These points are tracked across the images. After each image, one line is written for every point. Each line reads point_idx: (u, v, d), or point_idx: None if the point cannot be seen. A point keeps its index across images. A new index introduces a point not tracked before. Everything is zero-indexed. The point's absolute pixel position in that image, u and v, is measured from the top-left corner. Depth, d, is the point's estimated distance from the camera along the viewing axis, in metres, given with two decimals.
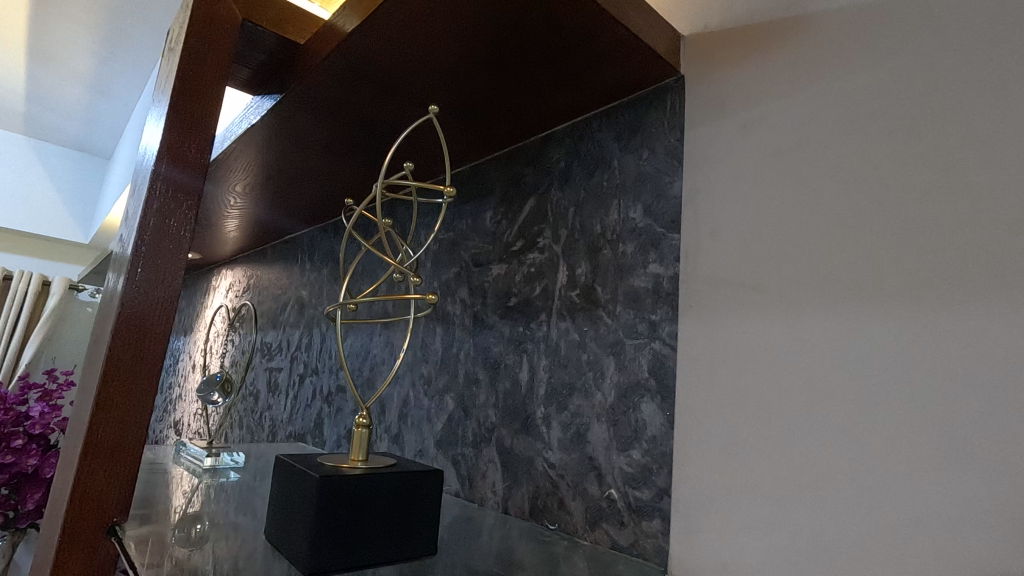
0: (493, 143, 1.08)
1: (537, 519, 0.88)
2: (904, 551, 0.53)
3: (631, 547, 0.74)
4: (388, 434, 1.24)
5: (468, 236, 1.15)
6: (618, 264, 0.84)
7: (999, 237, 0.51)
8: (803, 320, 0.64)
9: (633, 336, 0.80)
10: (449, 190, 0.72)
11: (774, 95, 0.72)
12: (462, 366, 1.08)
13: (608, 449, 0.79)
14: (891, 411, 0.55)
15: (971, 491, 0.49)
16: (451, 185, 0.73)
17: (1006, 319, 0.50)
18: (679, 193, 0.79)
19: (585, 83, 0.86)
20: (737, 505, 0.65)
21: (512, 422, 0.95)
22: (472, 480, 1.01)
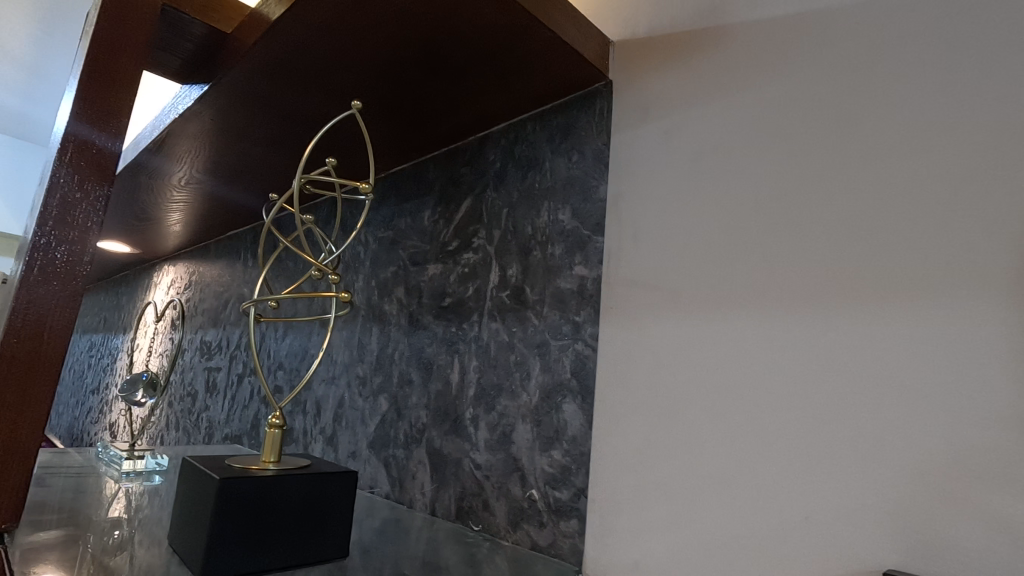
0: (432, 141, 1.08)
1: (462, 520, 0.87)
2: (797, 547, 0.54)
3: (549, 547, 0.74)
4: (323, 435, 1.21)
5: (406, 235, 1.13)
6: (547, 265, 0.85)
7: (886, 247, 0.54)
8: (713, 322, 0.65)
9: (558, 337, 0.81)
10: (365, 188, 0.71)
11: (693, 103, 0.73)
12: (396, 366, 1.07)
13: (532, 449, 0.80)
14: (789, 411, 0.57)
15: (857, 488, 0.52)
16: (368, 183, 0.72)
17: (893, 324, 0.52)
18: (605, 196, 0.80)
19: (516, 84, 0.86)
20: (649, 506, 0.66)
21: (442, 422, 0.94)
22: (402, 482, 0.99)
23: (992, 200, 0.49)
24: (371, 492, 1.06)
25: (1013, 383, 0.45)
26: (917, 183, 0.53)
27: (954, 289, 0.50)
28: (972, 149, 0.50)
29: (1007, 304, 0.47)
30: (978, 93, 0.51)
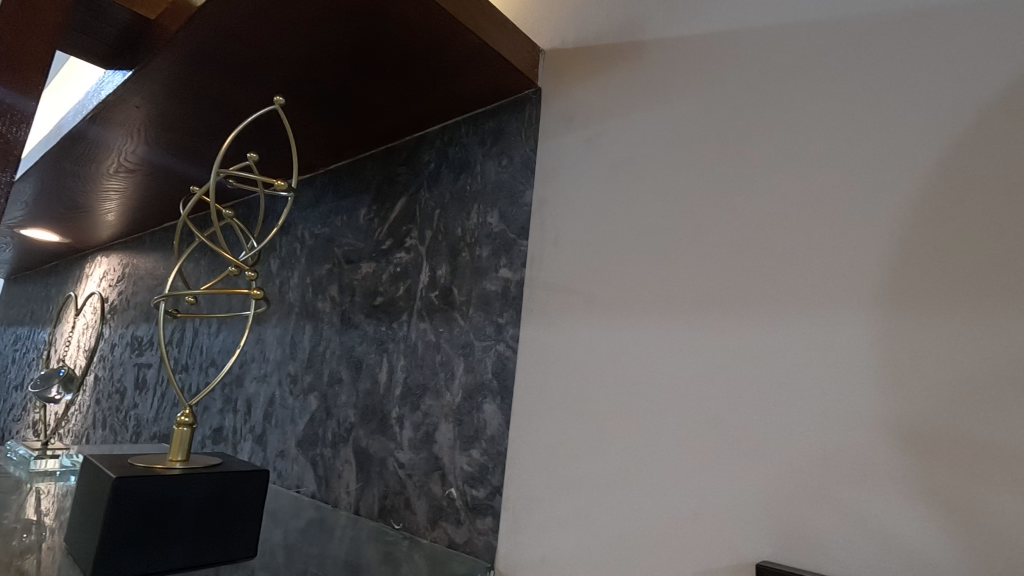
0: (369, 139, 1.07)
1: (385, 519, 0.88)
2: (687, 542, 0.57)
3: (465, 544, 0.76)
4: (252, 434, 1.19)
5: (342, 232, 1.13)
6: (474, 266, 0.86)
7: (775, 259, 0.57)
8: (621, 326, 0.67)
9: (481, 338, 0.82)
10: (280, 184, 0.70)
11: (613, 113, 0.76)
12: (327, 365, 1.06)
13: (452, 449, 0.81)
14: (683, 412, 0.60)
15: (741, 485, 0.55)
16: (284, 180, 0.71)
17: (777, 332, 0.56)
18: (531, 201, 0.82)
19: (448, 86, 0.87)
20: (557, 504, 0.68)
21: (369, 421, 0.94)
22: (328, 481, 0.99)
23: (864, 218, 0.53)
24: (297, 492, 1.05)
25: (874, 388, 0.50)
26: (803, 201, 0.57)
27: (829, 300, 0.53)
28: (851, 171, 0.55)
29: (873, 314, 0.51)
30: (857, 119, 0.55)
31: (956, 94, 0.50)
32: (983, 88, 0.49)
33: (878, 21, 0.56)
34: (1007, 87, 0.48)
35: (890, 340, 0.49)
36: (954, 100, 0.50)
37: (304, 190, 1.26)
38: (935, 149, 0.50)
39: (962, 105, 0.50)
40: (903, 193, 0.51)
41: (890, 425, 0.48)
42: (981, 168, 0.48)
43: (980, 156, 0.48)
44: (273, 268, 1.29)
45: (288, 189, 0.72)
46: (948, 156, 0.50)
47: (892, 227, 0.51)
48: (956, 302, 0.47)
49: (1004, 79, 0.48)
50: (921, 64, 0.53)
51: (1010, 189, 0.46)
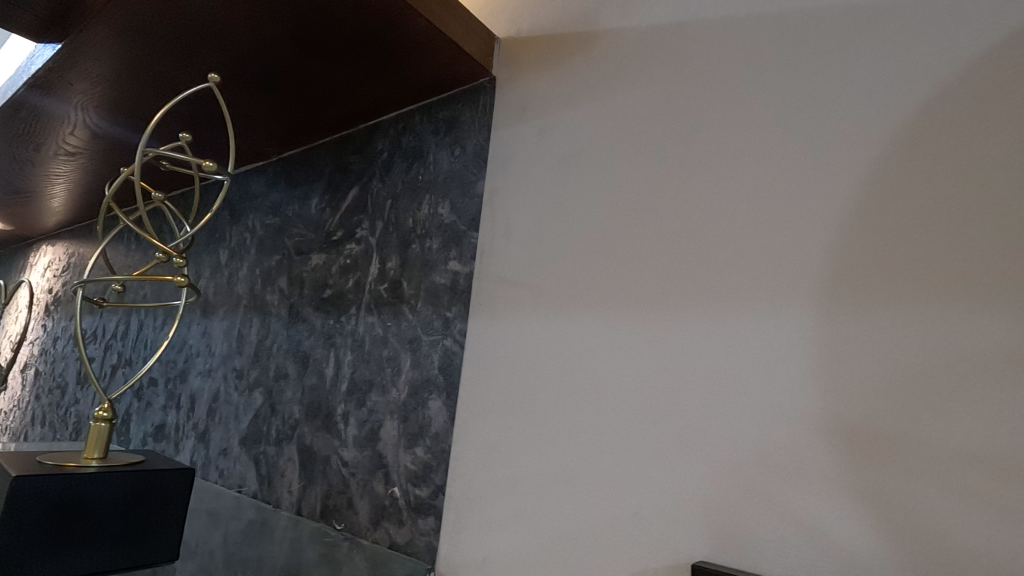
0: (322, 127, 1.04)
1: (326, 519, 0.84)
2: (627, 543, 0.55)
3: (406, 545, 0.73)
4: (194, 431, 1.14)
5: (293, 222, 1.08)
6: (424, 258, 0.83)
7: (719, 254, 0.56)
8: (567, 321, 0.65)
9: (429, 332, 0.79)
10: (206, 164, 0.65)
11: (565, 104, 0.74)
12: (273, 359, 1.02)
13: (396, 446, 0.78)
14: (626, 410, 0.58)
15: (681, 484, 0.54)
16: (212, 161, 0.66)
17: (718, 327, 0.55)
18: (482, 191, 0.79)
19: (400, 73, 0.84)
20: (500, 503, 0.65)
21: (313, 418, 0.91)
22: (271, 480, 0.95)
23: (806, 213, 0.52)
24: (239, 491, 1.00)
25: (812, 384, 0.49)
26: (749, 195, 0.56)
27: (770, 296, 0.52)
28: (795, 166, 0.54)
29: (812, 310, 0.50)
30: (802, 114, 0.55)
31: (898, 90, 0.50)
32: (924, 84, 0.49)
33: (825, 15, 0.56)
34: (946, 84, 0.48)
35: (828, 336, 0.49)
36: (896, 96, 0.50)
37: (256, 178, 1.22)
38: (878, 144, 0.50)
39: (904, 101, 0.50)
40: (845, 188, 0.51)
41: (827, 423, 0.47)
42: (918, 165, 0.48)
43: (920, 152, 0.48)
44: (222, 259, 1.24)
45: (216, 170, 0.68)
46: (889, 151, 0.49)
47: (835, 222, 0.51)
48: (895, 297, 0.46)
49: (944, 77, 0.48)
50: (865, 60, 0.52)
51: (947, 185, 0.46)
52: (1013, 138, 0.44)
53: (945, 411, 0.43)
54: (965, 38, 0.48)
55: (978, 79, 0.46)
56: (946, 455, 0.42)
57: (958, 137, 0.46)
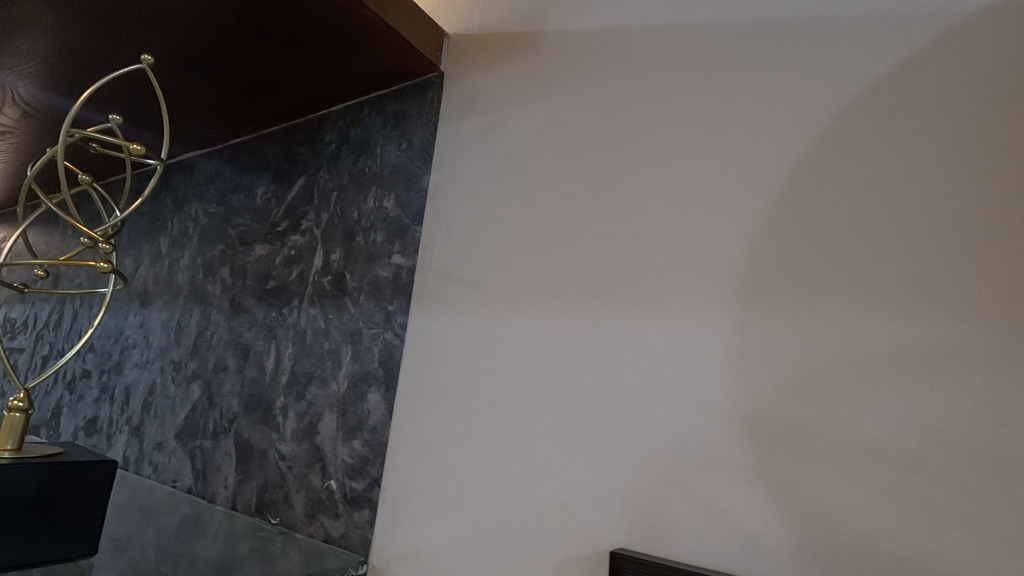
0: (269, 115, 1.01)
1: (262, 514, 0.83)
2: (554, 533, 0.57)
3: (341, 538, 0.73)
4: (128, 425, 1.10)
5: (237, 212, 1.06)
6: (368, 251, 0.83)
7: (647, 254, 0.58)
8: (504, 317, 0.66)
9: (370, 325, 0.79)
10: (133, 148, 0.63)
11: (507, 100, 0.74)
12: (213, 351, 0.99)
13: (334, 439, 0.77)
14: (556, 404, 0.60)
15: (605, 475, 0.55)
16: (139, 145, 0.63)
17: (643, 324, 0.57)
18: (427, 186, 0.79)
19: (347, 63, 0.84)
20: (433, 496, 0.66)
21: (252, 411, 0.89)
22: (206, 474, 0.92)
23: (727, 216, 0.54)
24: (173, 487, 0.97)
25: (727, 380, 0.51)
26: (676, 196, 0.58)
27: (691, 295, 0.55)
28: (718, 170, 0.56)
29: (729, 309, 0.52)
30: (726, 120, 0.57)
31: (814, 100, 0.53)
32: (836, 96, 0.52)
33: (750, 24, 0.58)
34: (856, 96, 0.51)
35: (743, 334, 0.51)
36: (812, 105, 0.53)
37: (200, 166, 1.18)
38: (794, 150, 0.52)
39: (816, 111, 0.52)
40: (763, 193, 0.53)
41: (739, 416, 0.50)
42: (828, 174, 0.50)
43: (831, 160, 0.50)
44: (163, 248, 1.20)
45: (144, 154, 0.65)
46: (803, 160, 0.52)
47: (753, 225, 0.53)
48: (804, 297, 0.49)
49: (852, 90, 0.51)
50: (784, 71, 0.55)
51: (854, 191, 0.49)
52: (911, 151, 0.47)
53: (843, 404, 0.46)
54: (872, 55, 0.51)
55: (881, 96, 0.49)
56: (842, 445, 0.45)
57: (864, 148, 0.49)
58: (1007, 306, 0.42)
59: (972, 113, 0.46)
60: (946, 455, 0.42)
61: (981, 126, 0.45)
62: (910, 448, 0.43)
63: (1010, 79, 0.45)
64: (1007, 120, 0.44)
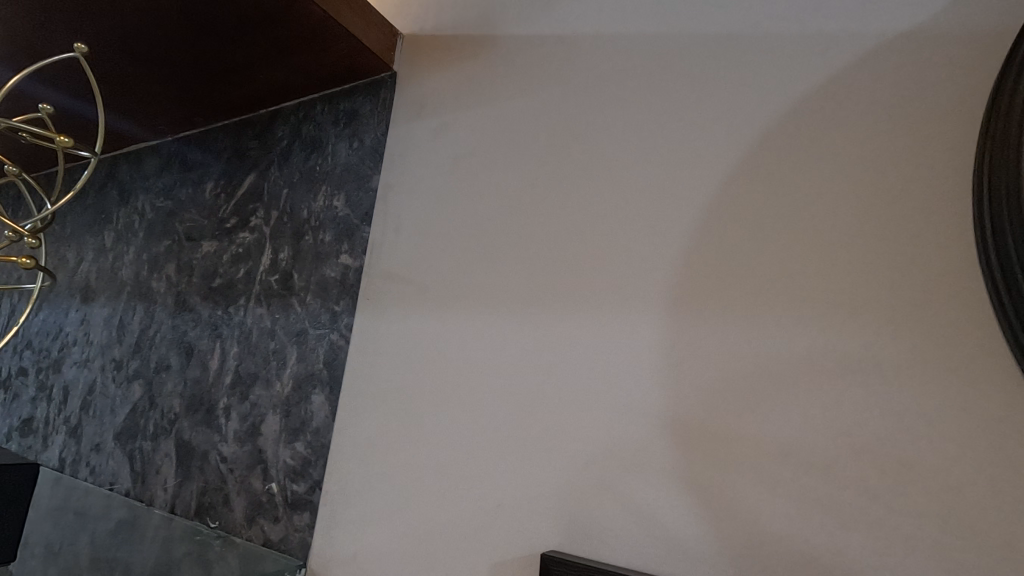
0: (219, 109, 0.99)
1: (201, 517, 0.81)
2: (489, 535, 0.57)
3: (280, 542, 0.72)
4: (66, 426, 1.06)
5: (185, 207, 1.03)
6: (316, 251, 0.82)
7: (586, 260, 0.59)
8: (447, 320, 0.66)
9: (316, 326, 0.78)
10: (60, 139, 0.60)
11: (457, 103, 0.74)
12: (156, 350, 0.97)
13: (277, 441, 0.76)
14: (496, 407, 0.60)
15: (539, 478, 0.56)
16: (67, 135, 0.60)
17: (581, 329, 0.57)
18: (376, 186, 0.79)
19: (298, 59, 0.82)
20: (372, 499, 0.65)
21: (193, 412, 0.87)
22: (145, 477, 0.90)
23: (663, 225, 0.56)
24: (110, 489, 0.94)
25: (658, 385, 0.52)
26: (616, 204, 0.59)
27: (627, 302, 0.56)
28: (656, 180, 0.57)
29: (662, 317, 0.53)
30: (665, 131, 0.58)
31: (748, 115, 0.54)
32: (768, 111, 0.53)
33: (691, 39, 0.59)
34: (786, 113, 0.52)
35: (674, 341, 0.52)
36: (745, 120, 0.54)
37: (149, 158, 1.15)
38: (727, 163, 0.54)
39: (748, 126, 0.54)
40: (697, 203, 0.54)
41: (668, 421, 0.51)
42: (757, 187, 0.52)
43: (761, 174, 0.52)
44: (107, 242, 1.16)
45: (72, 145, 0.62)
46: (734, 172, 0.53)
47: (687, 234, 0.54)
48: (731, 306, 0.50)
49: (782, 107, 0.53)
50: (720, 86, 0.56)
51: (780, 204, 0.51)
52: (833, 167, 0.49)
53: (764, 411, 0.47)
54: (801, 75, 0.52)
55: (809, 114, 0.51)
56: (762, 451, 0.47)
57: (792, 163, 0.51)
58: (913, 318, 0.44)
59: (890, 133, 0.48)
60: (853, 460, 0.44)
61: (896, 145, 0.47)
62: (822, 452, 0.45)
63: (924, 101, 0.47)
64: (918, 140, 0.46)
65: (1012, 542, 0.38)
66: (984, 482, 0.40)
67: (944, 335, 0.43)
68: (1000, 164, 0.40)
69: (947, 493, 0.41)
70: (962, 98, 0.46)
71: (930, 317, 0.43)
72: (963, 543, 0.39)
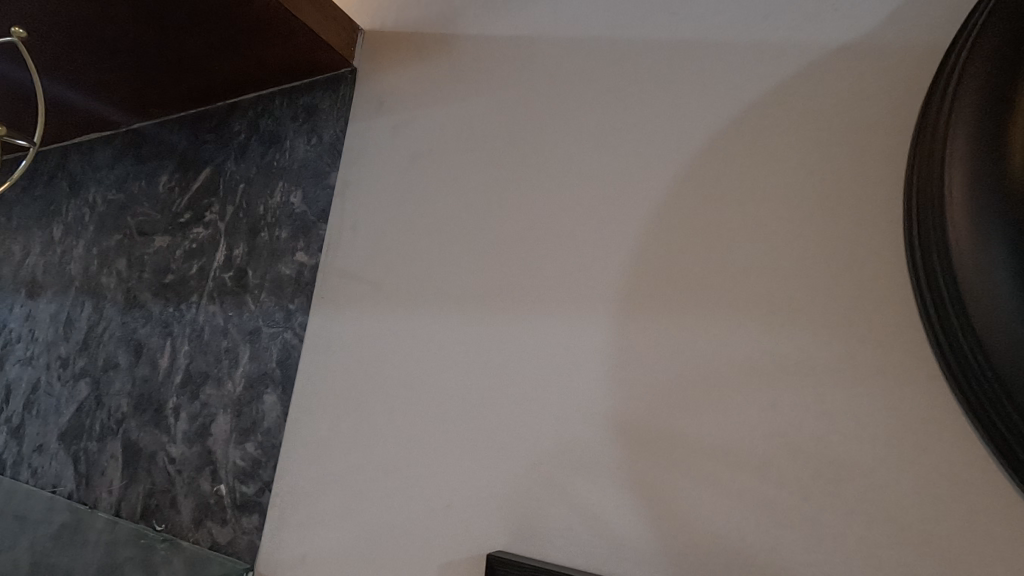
0: (174, 100, 0.96)
1: (147, 520, 0.79)
2: (438, 536, 0.57)
3: (227, 545, 0.70)
4: (7, 426, 1.01)
5: (138, 200, 1.00)
6: (272, 248, 0.80)
7: (539, 262, 0.59)
8: (402, 320, 0.65)
9: (270, 324, 0.76)
10: None
11: (416, 102, 0.73)
12: (104, 348, 0.93)
13: (227, 442, 0.75)
14: (447, 408, 0.60)
15: (489, 479, 0.56)
16: None
17: (533, 330, 0.57)
18: (333, 183, 0.78)
19: (255, 52, 0.80)
20: (322, 500, 0.64)
21: (142, 412, 0.84)
22: (89, 479, 0.87)
23: (614, 228, 0.56)
24: (53, 492, 0.91)
25: (605, 387, 0.53)
26: (569, 207, 0.59)
27: (577, 303, 0.56)
28: (607, 185, 0.58)
29: (611, 318, 0.54)
30: (618, 136, 0.59)
31: (696, 122, 0.55)
32: (715, 119, 0.54)
33: (644, 45, 0.60)
34: (732, 121, 0.53)
35: (622, 343, 0.53)
36: (694, 126, 0.55)
37: (101, 149, 1.11)
38: (676, 168, 0.55)
39: (697, 133, 0.55)
40: (646, 207, 0.55)
41: (614, 421, 0.51)
42: (703, 194, 0.53)
43: (707, 180, 0.53)
44: (55, 235, 1.12)
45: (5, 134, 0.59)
46: (683, 178, 0.54)
47: (636, 238, 0.55)
48: (676, 309, 0.51)
49: (729, 115, 0.54)
50: (671, 92, 0.57)
51: (725, 210, 0.52)
52: (775, 175, 0.50)
53: (706, 412, 0.48)
54: (747, 84, 0.54)
55: (754, 123, 0.52)
56: (702, 452, 0.48)
57: (737, 171, 0.52)
58: (847, 323, 0.45)
59: (830, 143, 0.49)
60: (787, 460, 0.45)
61: (835, 154, 0.49)
62: (759, 454, 0.46)
63: (860, 113, 0.48)
64: (855, 150, 0.48)
65: (931, 538, 0.40)
66: (907, 480, 0.41)
67: (875, 338, 0.44)
68: (925, 178, 0.42)
69: (874, 491, 0.42)
70: (896, 111, 0.47)
71: (863, 321, 0.45)
72: (887, 540, 0.41)
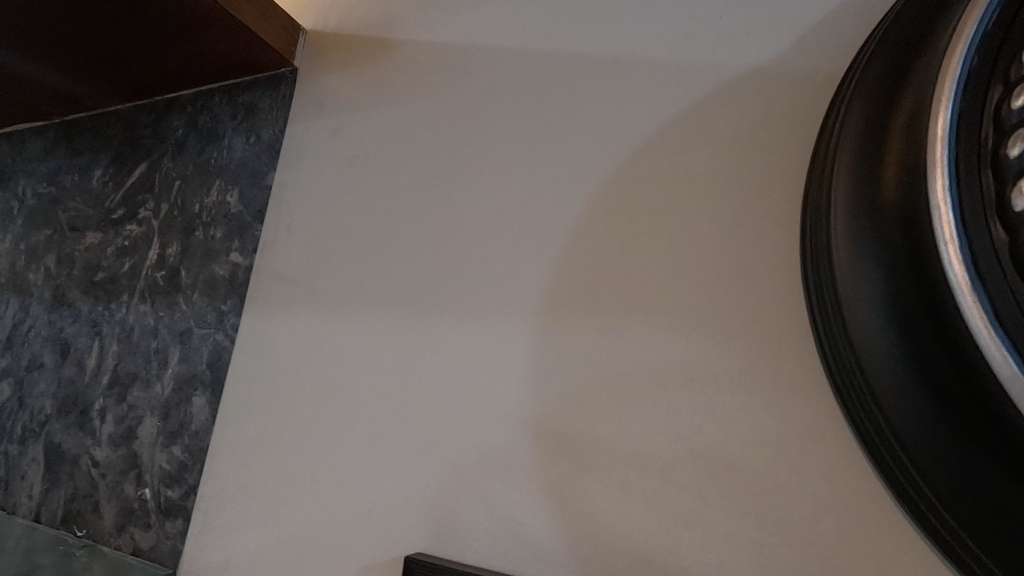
0: (109, 92, 0.93)
1: (67, 527, 0.76)
2: (361, 539, 0.57)
3: (150, 550, 0.69)
4: None
5: (70, 194, 0.97)
6: (206, 247, 0.79)
7: (467, 268, 0.60)
8: (333, 323, 0.65)
9: (201, 325, 0.75)
10: None
11: (355, 105, 0.73)
12: (29, 347, 0.90)
13: (153, 445, 0.73)
14: (374, 413, 0.60)
15: (413, 483, 0.56)
16: None
17: (459, 336, 0.58)
18: (271, 183, 0.77)
19: (190, 45, 0.79)
20: (248, 504, 0.64)
21: (66, 413, 0.82)
22: (9, 484, 0.83)
23: (539, 237, 0.57)
24: None
25: (526, 393, 0.54)
26: (498, 215, 0.60)
27: (502, 311, 0.57)
28: (535, 194, 0.59)
29: (533, 326, 0.55)
30: (546, 147, 0.60)
31: (620, 137, 0.57)
32: (637, 134, 0.56)
33: (575, 59, 0.61)
34: (652, 137, 0.55)
35: (542, 350, 0.54)
36: (617, 141, 0.57)
37: (34, 140, 1.07)
38: (599, 181, 0.56)
39: (619, 148, 0.57)
40: (570, 218, 0.57)
41: (534, 426, 0.53)
42: (623, 207, 0.55)
43: (627, 194, 0.55)
44: None
45: None
46: (605, 191, 0.56)
47: (560, 247, 0.56)
48: (594, 318, 0.53)
49: (649, 131, 0.56)
50: (597, 107, 0.59)
51: (642, 223, 0.54)
52: (688, 191, 0.53)
53: (617, 419, 0.50)
54: (667, 102, 0.56)
55: (672, 139, 0.55)
56: (613, 457, 0.49)
57: (655, 186, 0.54)
58: (747, 334, 0.48)
59: (739, 163, 0.51)
60: (690, 464, 0.47)
61: (743, 173, 0.51)
62: (664, 458, 0.48)
63: (766, 134, 0.51)
64: (761, 169, 0.50)
65: (813, 537, 0.42)
66: (795, 483, 0.44)
67: (771, 349, 0.47)
68: (816, 203, 0.45)
69: (765, 494, 0.44)
70: (799, 133, 0.50)
71: (761, 333, 0.47)
72: (775, 539, 0.43)
